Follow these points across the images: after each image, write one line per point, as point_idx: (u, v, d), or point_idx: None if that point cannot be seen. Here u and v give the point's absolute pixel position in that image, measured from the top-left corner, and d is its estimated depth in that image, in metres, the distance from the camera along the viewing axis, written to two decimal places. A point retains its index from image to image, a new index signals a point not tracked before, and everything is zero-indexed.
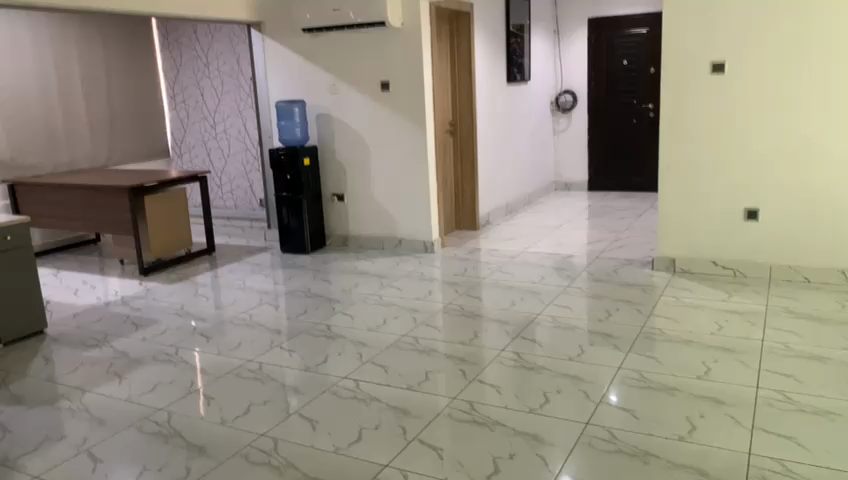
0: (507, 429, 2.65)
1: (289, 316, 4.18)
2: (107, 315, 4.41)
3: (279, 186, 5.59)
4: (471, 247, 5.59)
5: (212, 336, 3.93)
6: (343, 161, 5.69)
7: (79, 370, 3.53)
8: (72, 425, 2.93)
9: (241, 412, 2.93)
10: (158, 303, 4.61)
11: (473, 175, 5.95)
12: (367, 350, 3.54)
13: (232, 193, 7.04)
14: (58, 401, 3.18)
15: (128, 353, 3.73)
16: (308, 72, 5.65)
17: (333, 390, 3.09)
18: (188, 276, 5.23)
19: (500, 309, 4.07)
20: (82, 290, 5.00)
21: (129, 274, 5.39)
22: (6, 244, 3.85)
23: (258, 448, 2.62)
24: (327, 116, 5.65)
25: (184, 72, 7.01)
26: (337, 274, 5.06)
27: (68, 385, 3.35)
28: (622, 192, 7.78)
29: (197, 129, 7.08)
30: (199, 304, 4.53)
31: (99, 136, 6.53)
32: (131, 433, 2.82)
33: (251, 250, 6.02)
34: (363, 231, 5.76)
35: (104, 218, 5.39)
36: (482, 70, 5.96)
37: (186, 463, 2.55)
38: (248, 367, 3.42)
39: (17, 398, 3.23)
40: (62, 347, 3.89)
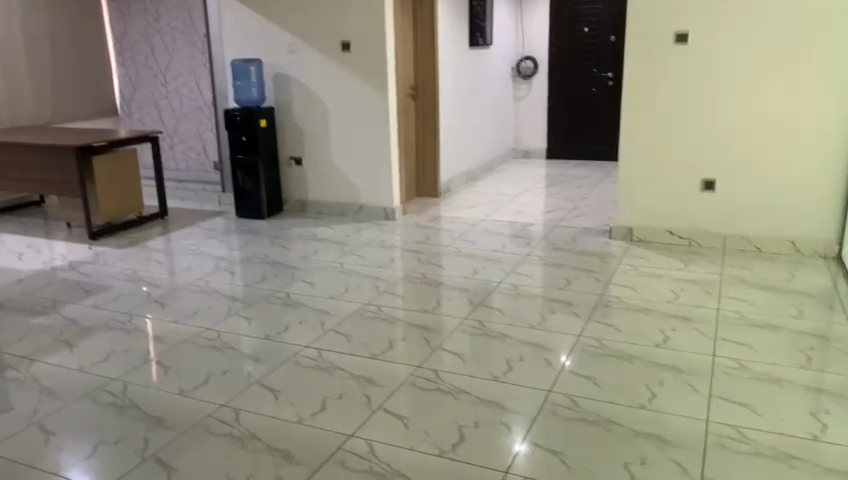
0: (470, 397, 2.66)
1: (246, 283, 4.09)
2: (55, 281, 4.24)
3: (234, 149, 5.43)
4: (432, 214, 5.56)
5: (168, 303, 3.82)
6: (301, 124, 5.54)
7: (27, 339, 3.40)
8: (21, 396, 2.82)
9: (200, 381, 2.87)
10: (109, 269, 4.45)
11: (434, 140, 5.89)
12: (328, 318, 3.49)
13: (184, 155, 6.81)
14: (5, 372, 3.05)
15: (79, 321, 3.60)
16: (266, 31, 5.45)
17: (295, 359, 3.05)
18: (140, 241, 5.06)
19: (461, 277, 4.06)
20: (26, 254, 4.79)
21: (76, 238, 5.18)
22: None
23: (218, 419, 2.56)
24: (285, 77, 5.48)
25: (133, 26, 6.68)
26: (296, 240, 4.97)
27: (15, 354, 3.21)
28: (580, 160, 7.83)
29: (147, 86, 6.79)
30: (152, 270, 4.40)
31: (40, 94, 6.20)
32: (85, 404, 2.73)
33: (206, 214, 5.86)
34: (321, 196, 5.66)
35: (48, 180, 5.14)
36: (445, 34, 5.86)
37: (145, 436, 2.48)
38: (206, 336, 3.33)
39: None
40: (7, 314, 3.73)
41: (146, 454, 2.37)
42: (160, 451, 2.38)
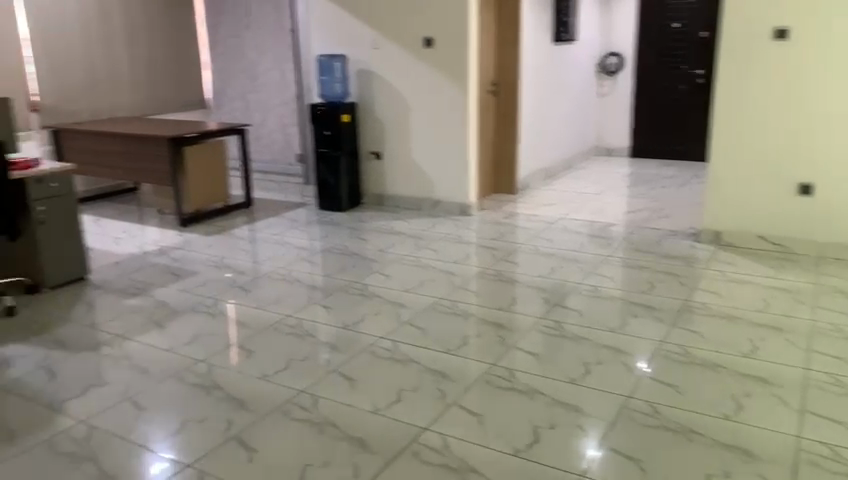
0: (546, 398, 2.63)
1: (325, 273, 4.19)
2: (148, 265, 4.47)
3: (317, 142, 5.56)
4: (509, 211, 5.52)
5: (250, 289, 3.96)
6: (381, 119, 5.61)
7: (122, 318, 3.60)
8: (116, 372, 2.99)
9: (280, 367, 2.95)
10: (196, 254, 4.66)
11: (514, 137, 5.84)
12: (404, 311, 3.53)
13: (269, 147, 7.03)
14: (102, 348, 3.25)
15: (169, 303, 3.78)
16: (351, 27, 5.54)
17: (371, 349, 3.09)
18: (225, 229, 5.26)
19: (538, 275, 4.02)
20: (122, 238, 5.07)
21: (167, 224, 5.44)
22: (50, 191, 3.95)
23: (297, 404, 2.64)
24: (367, 72, 5.56)
25: (225, 22, 6.95)
26: (373, 233, 5.05)
27: (111, 332, 3.42)
28: (665, 160, 7.58)
29: (236, 80, 7.05)
30: (236, 257, 4.57)
31: (138, 87, 6.54)
32: (173, 382, 2.87)
33: (288, 205, 6.02)
34: (399, 190, 5.72)
35: (143, 168, 5.42)
36: (529, 29, 5.79)
37: (228, 416, 2.58)
38: (286, 322, 3.44)
39: (62, 343, 3.31)
40: (105, 294, 3.96)
41: (229, 434, 2.46)
42: (242, 432, 2.47)
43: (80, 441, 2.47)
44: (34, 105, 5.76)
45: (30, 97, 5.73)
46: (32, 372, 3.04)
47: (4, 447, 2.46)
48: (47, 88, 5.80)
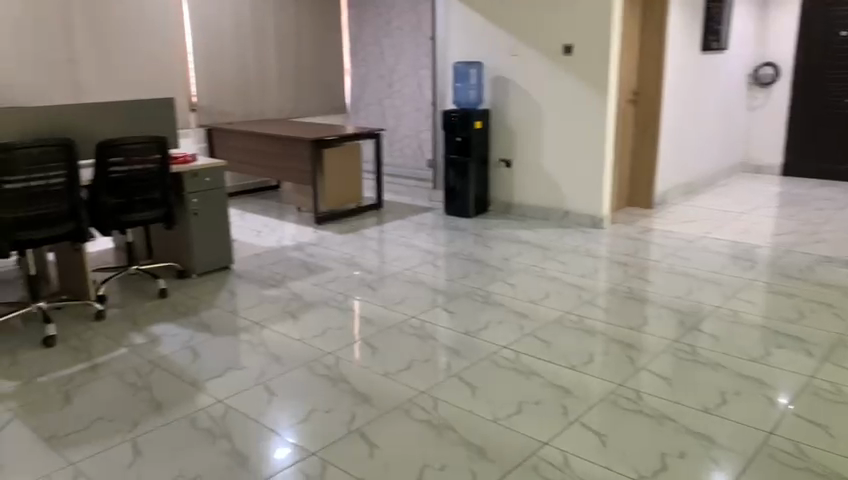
0: (676, 425, 2.49)
1: (450, 278, 4.22)
2: (285, 258, 4.73)
3: (449, 148, 5.62)
4: (643, 226, 5.29)
5: (378, 288, 4.07)
6: (515, 126, 5.58)
7: (259, 306, 3.83)
8: (252, 356, 3.19)
9: (403, 366, 3.01)
10: (329, 251, 4.86)
11: (653, 149, 5.60)
12: (529, 322, 3.48)
13: (402, 151, 7.21)
14: (240, 333, 3.47)
15: (302, 296, 3.97)
16: (489, 34, 5.57)
17: (493, 358, 3.08)
18: (357, 229, 5.45)
19: (672, 296, 3.81)
20: (263, 232, 5.39)
21: (304, 221, 5.72)
22: (203, 185, 4.29)
23: (418, 405, 2.67)
24: (503, 80, 5.55)
25: (367, 30, 7.22)
26: (500, 241, 5.02)
27: (249, 319, 3.64)
28: (822, 180, 6.95)
29: (375, 86, 7.30)
30: (366, 256, 4.72)
31: (284, 91, 6.94)
32: (303, 371, 3.01)
33: (417, 208, 6.14)
34: (528, 199, 5.66)
35: (285, 168, 5.74)
36: (675, 37, 5.54)
37: (352, 409, 2.67)
38: (411, 323, 3.50)
39: (207, 326, 3.57)
40: (245, 283, 4.23)
41: (352, 427, 2.54)
42: (364, 426, 2.54)
43: (218, 418, 2.65)
44: (193, 105, 6.29)
45: (191, 98, 6.26)
46: (179, 350, 3.30)
47: (153, 416, 2.69)
48: (204, 90, 6.31)
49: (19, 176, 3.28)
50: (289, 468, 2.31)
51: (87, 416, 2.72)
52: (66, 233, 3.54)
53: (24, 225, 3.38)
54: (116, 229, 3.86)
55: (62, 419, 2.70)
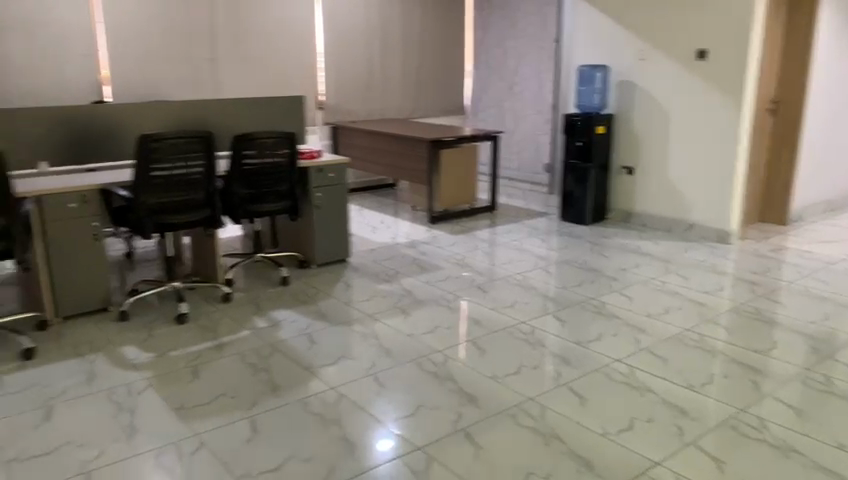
0: (804, 460, 2.31)
1: (563, 285, 4.14)
2: (398, 255, 4.82)
3: (569, 153, 5.52)
4: (775, 244, 4.95)
5: (488, 290, 4.06)
6: (639, 133, 5.38)
7: (372, 300, 3.94)
8: (363, 348, 3.28)
9: (511, 371, 2.99)
10: (441, 251, 4.91)
11: (791, 163, 5.24)
12: (645, 337, 3.35)
13: (519, 154, 7.12)
14: (354, 324, 3.59)
15: (413, 292, 4.04)
16: (617, 37, 5.40)
17: (605, 370, 2.99)
18: (470, 230, 5.47)
19: (806, 321, 3.54)
20: (378, 228, 5.54)
21: (418, 220, 5.82)
22: (328, 181, 4.48)
23: (525, 411, 2.65)
24: (629, 84, 5.37)
25: (490, 31, 7.20)
26: (617, 250, 4.87)
27: (362, 312, 3.75)
28: None
29: (496, 88, 7.27)
30: (478, 258, 4.73)
31: (406, 91, 7.24)
32: (411, 367, 3.07)
33: (532, 213, 6.08)
34: (650, 209, 5.46)
35: (403, 166, 5.85)
36: (824, 43, 5.13)
37: (458, 409, 2.68)
38: (521, 329, 3.47)
39: (323, 315, 3.72)
40: (360, 277, 4.37)
41: (458, 426, 2.56)
42: (470, 427, 2.55)
43: (329, 405, 2.75)
44: (320, 104, 6.61)
45: (318, 97, 6.60)
46: (296, 336, 3.46)
47: (270, 397, 2.84)
48: (331, 90, 6.63)
49: (164, 165, 3.57)
50: (394, 460, 2.36)
51: (212, 391, 2.92)
52: (201, 220, 3.81)
53: (166, 209, 3.68)
54: (246, 218, 4.10)
55: (190, 391, 2.91)
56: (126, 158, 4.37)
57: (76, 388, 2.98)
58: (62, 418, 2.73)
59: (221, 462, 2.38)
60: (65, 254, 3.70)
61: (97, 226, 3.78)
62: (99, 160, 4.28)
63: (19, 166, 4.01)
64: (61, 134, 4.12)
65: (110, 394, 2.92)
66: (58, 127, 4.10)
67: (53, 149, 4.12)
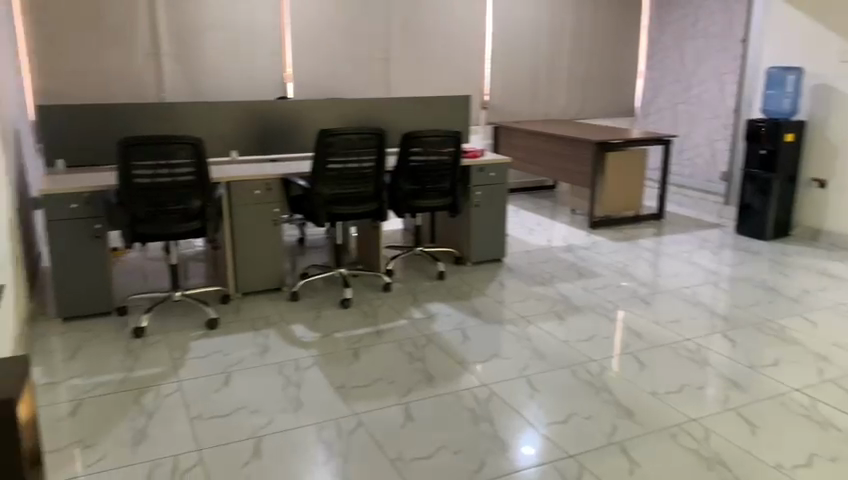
0: None
1: (735, 303, 3.86)
2: (556, 258, 4.76)
3: (751, 162, 5.13)
4: None
5: (650, 302, 3.88)
6: (836, 143, 4.87)
7: (527, 301, 3.93)
8: (517, 348, 3.29)
9: (674, 388, 2.84)
10: (601, 257, 4.77)
11: None
12: (830, 368, 3.03)
13: (692, 161, 6.72)
14: (508, 323, 3.61)
15: (569, 298, 3.97)
16: (815, 37, 4.93)
17: (781, 400, 2.75)
18: (633, 238, 5.25)
19: None
20: (537, 230, 5.49)
21: (578, 224, 5.69)
22: (489, 179, 4.53)
23: (688, 432, 2.51)
24: (827, 89, 4.87)
25: (667, 31, 6.88)
26: (800, 270, 4.45)
27: (516, 313, 3.76)
28: None
29: (671, 91, 6.93)
30: (640, 267, 4.54)
31: (572, 92, 7.11)
32: (566, 373, 3.02)
33: (702, 224, 5.71)
34: (844, 227, 4.92)
35: (566, 168, 5.76)
36: None
37: (614, 421, 2.60)
38: (685, 345, 3.28)
39: (477, 312, 3.77)
40: (516, 277, 4.37)
41: (613, 439, 2.49)
42: (626, 441, 2.47)
43: (481, 402, 2.79)
44: (484, 104, 6.73)
45: (483, 97, 6.71)
46: (451, 330, 3.53)
47: (424, 387, 2.94)
48: (496, 90, 6.72)
49: (339, 158, 3.81)
50: (543, 465, 2.34)
51: (370, 375, 3.06)
52: (369, 212, 4.00)
53: (339, 200, 3.92)
54: (410, 213, 4.24)
55: (351, 373, 3.08)
56: (305, 150, 4.70)
57: (251, 359, 3.26)
58: (238, 384, 3.00)
59: (376, 443, 2.50)
60: (248, 236, 4.05)
61: (277, 212, 4.10)
62: (282, 151, 4.64)
63: (215, 154, 4.47)
64: (252, 126, 4.53)
65: (280, 367, 3.16)
66: (249, 120, 4.51)
67: (243, 139, 4.52)
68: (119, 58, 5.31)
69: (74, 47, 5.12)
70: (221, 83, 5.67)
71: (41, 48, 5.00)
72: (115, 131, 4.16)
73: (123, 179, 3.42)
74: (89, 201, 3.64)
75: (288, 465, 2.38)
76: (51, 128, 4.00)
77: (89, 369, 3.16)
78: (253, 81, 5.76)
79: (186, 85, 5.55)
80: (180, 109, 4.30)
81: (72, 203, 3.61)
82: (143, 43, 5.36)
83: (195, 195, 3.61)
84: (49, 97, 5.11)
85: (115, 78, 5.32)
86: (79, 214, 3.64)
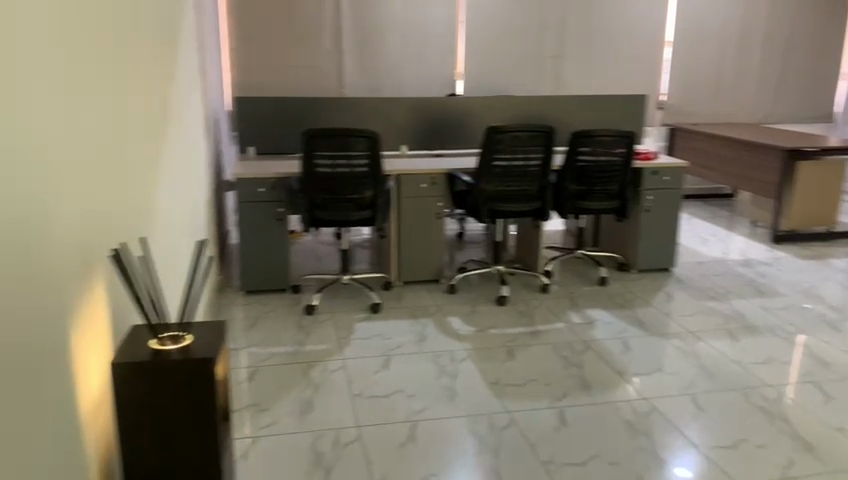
0: None
1: None
2: (731, 272, 4.46)
3: None
4: None
5: (840, 329, 3.52)
6: None
7: (696, 316, 3.75)
8: (682, 365, 3.17)
9: None
10: (783, 275, 4.39)
11: None
12: None
13: None
14: (674, 338, 3.48)
15: (745, 317, 3.73)
16: None
17: None
18: (822, 256, 4.77)
19: None
20: (710, 240, 5.18)
21: (757, 236, 5.28)
22: (661, 184, 4.32)
23: None
24: None
25: None
26: None
27: (684, 327, 3.60)
28: None
29: None
30: (829, 288, 4.12)
31: (761, 95, 6.63)
32: (736, 396, 2.87)
33: None
34: None
35: (747, 176, 5.34)
36: None
37: (791, 455, 2.42)
38: None
39: (640, 323, 3.65)
40: (684, 290, 4.16)
41: (789, 474, 2.32)
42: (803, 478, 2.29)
43: (640, 415, 2.72)
44: (660, 104, 6.46)
45: (659, 97, 6.43)
46: (611, 338, 3.46)
47: (579, 393, 2.90)
48: (675, 90, 6.44)
49: (505, 155, 3.82)
50: None
51: (525, 374, 3.07)
52: (532, 211, 3.98)
53: (502, 198, 3.93)
54: (574, 214, 4.16)
55: (505, 370, 3.11)
56: (472, 146, 4.78)
57: (409, 345, 3.38)
58: (397, 368, 3.13)
59: (528, 444, 2.51)
60: (412, 227, 4.19)
61: (440, 206, 4.19)
62: (450, 146, 4.75)
63: (387, 147, 4.68)
64: (423, 121, 4.68)
65: (436, 356, 3.25)
66: (420, 115, 4.66)
67: (413, 133, 4.68)
68: (306, 54, 5.70)
69: (268, 44, 5.58)
70: (395, 79, 5.91)
71: (241, 45, 5.52)
72: (299, 121, 4.48)
73: (305, 167, 3.69)
74: (274, 186, 3.96)
75: (441, 451, 2.46)
76: (246, 118, 4.40)
77: (265, 339, 3.46)
78: (425, 78, 5.96)
79: (363, 80, 5.86)
80: (358, 103, 4.54)
81: (260, 187, 3.95)
82: (328, 40, 5.72)
83: (368, 185, 3.79)
84: (244, 89, 5.62)
85: (302, 73, 5.72)
86: (265, 197, 3.97)
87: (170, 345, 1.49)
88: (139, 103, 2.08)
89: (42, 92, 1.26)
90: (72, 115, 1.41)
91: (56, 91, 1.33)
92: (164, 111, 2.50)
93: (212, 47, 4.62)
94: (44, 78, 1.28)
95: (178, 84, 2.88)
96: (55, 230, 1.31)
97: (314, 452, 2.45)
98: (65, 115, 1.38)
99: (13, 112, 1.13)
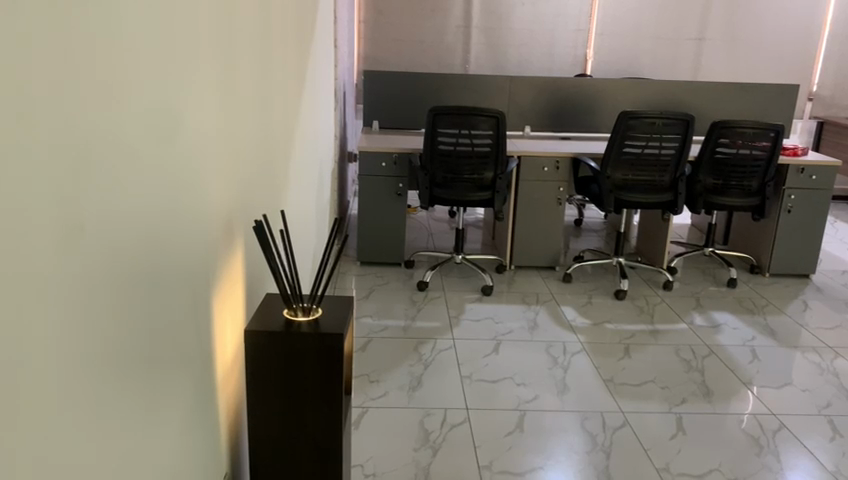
0: None
1: None
2: None
3: None
4: None
5: None
6: None
7: (836, 331, 3.45)
8: (819, 382, 2.93)
9: None
10: None
11: None
12: None
13: None
14: (809, 351, 3.22)
15: None
16: None
17: None
18: None
19: None
20: None
21: None
22: (809, 183, 3.97)
23: None
24: None
25: None
26: None
27: (822, 341, 3.33)
28: None
29: None
30: None
31: None
32: None
33: None
34: None
35: None
36: None
37: None
38: None
39: (771, 331, 3.41)
40: (823, 300, 3.84)
41: None
42: None
43: (766, 430, 2.55)
44: (811, 95, 5.96)
45: (810, 87, 5.95)
46: (738, 346, 3.24)
47: (700, 400, 2.75)
48: (831, 80, 5.91)
49: (636, 141, 3.63)
50: None
51: (643, 374, 2.94)
52: (660, 202, 3.78)
53: (629, 186, 3.76)
54: (706, 208, 3.91)
55: (621, 368, 3.00)
56: (599, 131, 4.62)
57: (520, 331, 3.33)
58: (508, 353, 3.10)
59: (643, 448, 2.41)
60: (531, 212, 4.09)
61: (563, 191, 4.07)
62: (575, 130, 4.61)
63: (510, 128, 4.60)
64: (549, 102, 4.55)
65: (549, 346, 3.19)
66: (548, 96, 4.54)
67: (539, 115, 4.58)
68: (435, 30, 5.69)
69: (398, 17, 5.61)
70: (523, 58, 5.80)
71: (371, 18, 5.60)
72: (424, 97, 4.48)
73: (430, 144, 3.69)
74: (396, 161, 3.99)
75: (549, 443, 2.42)
76: (373, 92, 4.45)
77: (379, 311, 3.52)
78: (552, 58, 5.82)
79: (491, 57, 5.79)
80: (485, 82, 4.48)
81: (383, 161, 3.99)
82: (457, 16, 5.68)
83: (489, 166, 3.73)
84: (371, 63, 5.70)
85: (429, 49, 5.72)
86: (387, 172, 4.01)
87: (301, 317, 1.53)
88: (280, 72, 2.12)
89: (201, 67, 1.30)
90: (222, 87, 1.46)
91: (212, 63, 1.38)
92: (300, 83, 2.55)
93: (345, 20, 4.70)
94: (206, 51, 1.33)
95: (313, 58, 2.93)
96: (207, 201, 1.37)
97: (422, 430, 2.47)
98: (217, 89, 1.42)
99: (177, 86, 1.17)
